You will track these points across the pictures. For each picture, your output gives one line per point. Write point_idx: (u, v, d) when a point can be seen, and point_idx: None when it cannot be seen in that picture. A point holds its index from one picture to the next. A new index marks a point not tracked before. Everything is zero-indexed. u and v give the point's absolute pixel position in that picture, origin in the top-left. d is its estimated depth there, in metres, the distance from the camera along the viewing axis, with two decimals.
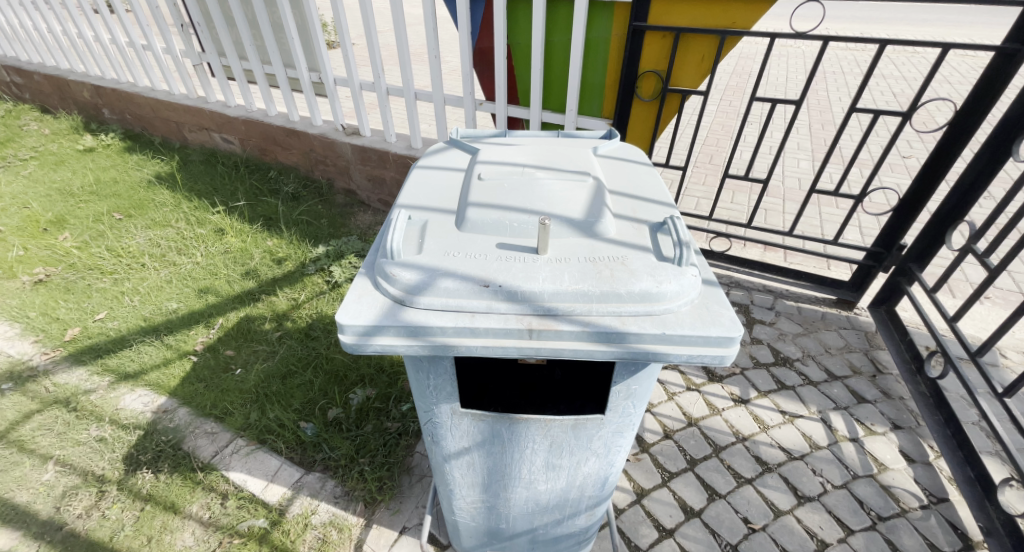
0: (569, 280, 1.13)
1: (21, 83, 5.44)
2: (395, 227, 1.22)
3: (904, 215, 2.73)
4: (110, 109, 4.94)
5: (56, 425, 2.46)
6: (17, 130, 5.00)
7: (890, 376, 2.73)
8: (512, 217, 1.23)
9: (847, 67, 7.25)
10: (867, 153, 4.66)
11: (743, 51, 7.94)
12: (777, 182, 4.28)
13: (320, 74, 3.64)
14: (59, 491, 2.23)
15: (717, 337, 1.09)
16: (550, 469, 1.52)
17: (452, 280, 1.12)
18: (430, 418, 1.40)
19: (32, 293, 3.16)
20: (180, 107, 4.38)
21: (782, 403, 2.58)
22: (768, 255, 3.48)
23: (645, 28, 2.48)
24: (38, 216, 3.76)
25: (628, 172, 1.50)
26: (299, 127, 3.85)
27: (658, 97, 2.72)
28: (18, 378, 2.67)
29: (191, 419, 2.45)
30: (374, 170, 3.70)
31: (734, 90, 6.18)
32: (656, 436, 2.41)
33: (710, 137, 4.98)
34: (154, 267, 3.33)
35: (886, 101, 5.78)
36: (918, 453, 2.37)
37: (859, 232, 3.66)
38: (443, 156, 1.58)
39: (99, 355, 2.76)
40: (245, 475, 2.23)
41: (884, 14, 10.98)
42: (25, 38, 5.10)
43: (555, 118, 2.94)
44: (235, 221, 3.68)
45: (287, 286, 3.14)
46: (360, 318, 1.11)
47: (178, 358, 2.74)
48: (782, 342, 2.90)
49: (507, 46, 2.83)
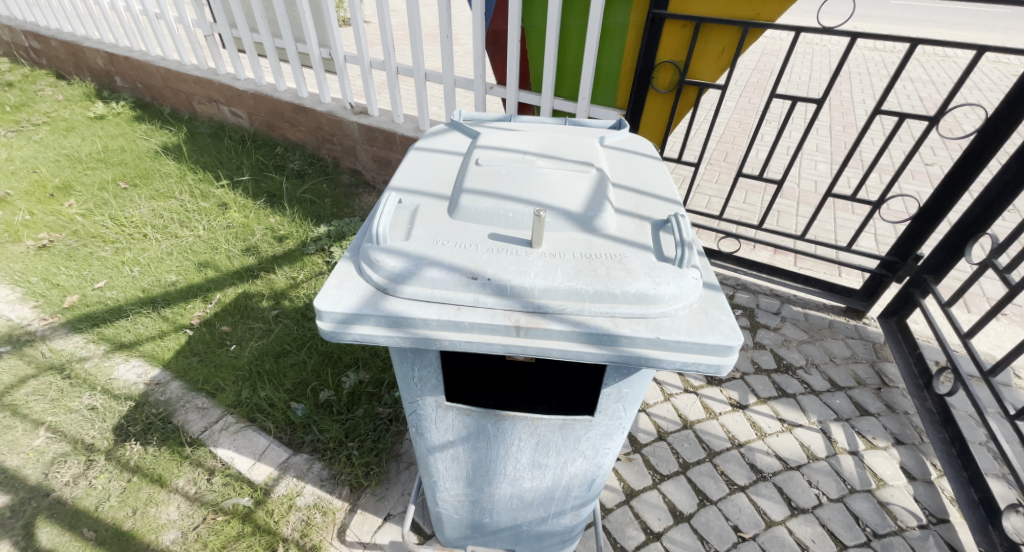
0: (561, 276, 1.07)
1: (38, 49, 5.42)
2: (382, 211, 1.17)
3: (921, 225, 2.63)
4: (122, 77, 4.91)
5: (50, 391, 2.46)
6: (32, 95, 4.99)
7: (896, 390, 2.65)
8: (507, 207, 1.18)
9: (874, 68, 7.02)
10: (888, 159, 4.52)
11: (766, 47, 7.72)
12: (792, 184, 4.16)
13: (330, 50, 3.57)
14: (49, 457, 2.23)
15: (714, 344, 1.04)
16: (535, 467, 1.48)
17: (438, 270, 1.07)
18: (413, 409, 1.36)
19: (35, 257, 3.15)
20: (190, 78, 4.33)
21: (782, 410, 2.51)
22: (778, 258, 3.39)
23: (664, 16, 2.39)
24: (45, 181, 3.76)
25: (634, 165, 1.43)
26: (308, 104, 3.79)
27: (674, 89, 2.63)
28: (16, 341, 2.66)
29: (183, 394, 2.44)
30: (380, 151, 3.64)
31: (754, 86, 6.02)
32: (649, 437, 2.36)
33: (726, 133, 4.86)
34: (156, 239, 3.31)
35: (911, 105, 5.60)
36: (919, 471, 2.31)
37: (873, 239, 3.56)
38: (442, 138, 1.51)
39: (96, 324, 2.76)
40: (232, 452, 2.22)
41: (915, 15, 10.63)
42: (44, 4, 5.06)
43: (566, 106, 2.87)
44: (238, 196, 3.65)
45: (286, 265, 3.11)
46: (339, 305, 1.06)
47: (173, 331, 2.72)
48: (785, 348, 2.83)
49: (521, 30, 2.74)
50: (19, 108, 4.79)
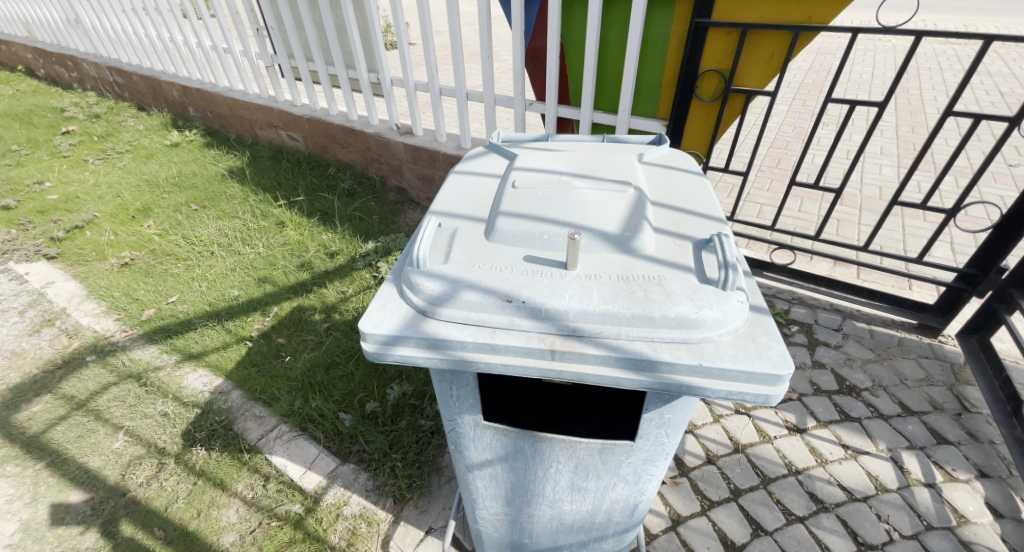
0: (597, 299, 1.06)
1: (123, 84, 5.97)
2: (422, 235, 1.20)
3: (1003, 235, 2.41)
4: (194, 107, 5.32)
5: (129, 397, 2.67)
6: (117, 126, 5.51)
7: (979, 416, 2.42)
8: (542, 228, 1.18)
9: (946, 63, 6.54)
10: (964, 161, 4.18)
11: (822, 47, 7.36)
12: (853, 190, 3.92)
13: (379, 75, 3.74)
14: (126, 459, 2.42)
15: (762, 373, 0.99)
16: (575, 490, 1.47)
17: (475, 293, 1.09)
18: (453, 427, 1.37)
19: (119, 274, 3.46)
20: (253, 106, 4.65)
21: (845, 436, 2.35)
22: (839, 270, 3.19)
23: (708, 25, 2.34)
24: (129, 205, 4.13)
25: (675, 182, 1.39)
26: (358, 127, 3.98)
27: (719, 97, 2.55)
28: (101, 350, 2.92)
29: (242, 403, 2.59)
30: (424, 169, 3.77)
31: (809, 88, 5.74)
32: (697, 460, 2.27)
33: (779, 138, 4.66)
34: (221, 256, 3.55)
35: (990, 102, 5.17)
36: (1007, 508, 2.09)
37: (950, 249, 3.28)
38: (481, 162, 1.54)
39: (169, 335, 2.98)
40: (286, 460, 2.32)
41: (994, 5, 9.83)
42: (128, 43, 5.60)
43: (607, 119, 2.85)
44: (294, 215, 3.86)
45: (337, 280, 3.25)
46: (381, 327, 1.09)
47: (235, 342, 2.90)
48: (848, 368, 2.65)
49: (560, 45, 2.75)
50: (106, 139, 5.30)
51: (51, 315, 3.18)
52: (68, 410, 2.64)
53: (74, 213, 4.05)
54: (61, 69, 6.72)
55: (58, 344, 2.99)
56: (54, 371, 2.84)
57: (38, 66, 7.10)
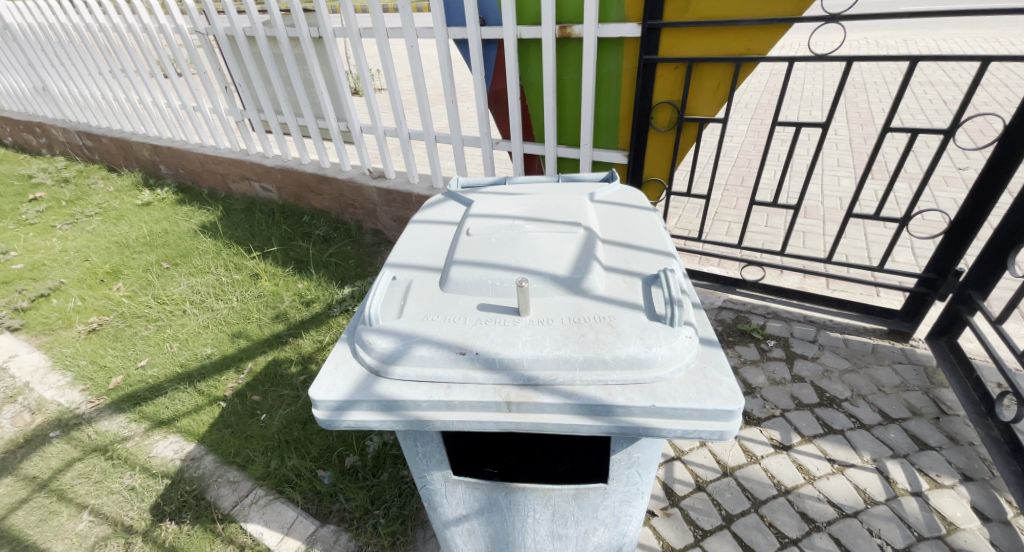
0: (550, 344, 1.05)
1: (93, 147, 5.95)
2: (375, 291, 1.19)
3: (956, 239, 2.51)
4: (166, 165, 5.31)
5: (94, 473, 2.55)
6: (86, 189, 5.44)
7: (956, 418, 2.44)
8: (494, 275, 1.18)
9: (889, 76, 6.93)
10: (915, 167, 4.37)
11: (773, 69, 7.74)
12: (815, 203, 4.05)
13: (348, 123, 3.81)
14: (91, 541, 2.28)
15: (714, 410, 0.99)
16: (556, 538, 1.43)
17: (427, 348, 1.07)
18: (424, 484, 1.33)
19: (86, 341, 3.36)
20: (224, 160, 4.66)
21: (830, 450, 2.34)
22: (809, 282, 3.25)
23: (655, 60, 2.45)
24: (97, 268, 4.05)
25: (624, 218, 1.42)
26: (330, 174, 4.03)
27: (674, 127, 2.65)
28: (66, 425, 2.80)
29: (216, 468, 2.49)
30: (398, 211, 3.81)
31: (765, 108, 6.00)
32: (687, 488, 2.22)
33: (741, 158, 4.82)
34: (194, 313, 3.48)
35: (934, 109, 5.46)
36: (995, 511, 2.08)
37: (911, 254, 3.38)
38: (439, 209, 1.55)
39: (137, 403, 2.87)
40: (262, 527, 2.22)
41: (922, 20, 10.54)
42: (97, 107, 5.63)
43: (570, 152, 2.92)
44: (269, 265, 3.80)
45: (313, 329, 3.20)
46: (333, 392, 1.06)
47: (207, 404, 2.81)
48: (827, 380, 2.66)
49: (519, 87, 2.83)
50: (75, 203, 5.22)
51: (14, 391, 3.05)
52: (29, 491, 2.51)
53: (40, 281, 3.96)
54: (29, 135, 6.68)
55: (20, 422, 2.85)
56: (16, 451, 2.71)
57: (7, 134, 7.06)
